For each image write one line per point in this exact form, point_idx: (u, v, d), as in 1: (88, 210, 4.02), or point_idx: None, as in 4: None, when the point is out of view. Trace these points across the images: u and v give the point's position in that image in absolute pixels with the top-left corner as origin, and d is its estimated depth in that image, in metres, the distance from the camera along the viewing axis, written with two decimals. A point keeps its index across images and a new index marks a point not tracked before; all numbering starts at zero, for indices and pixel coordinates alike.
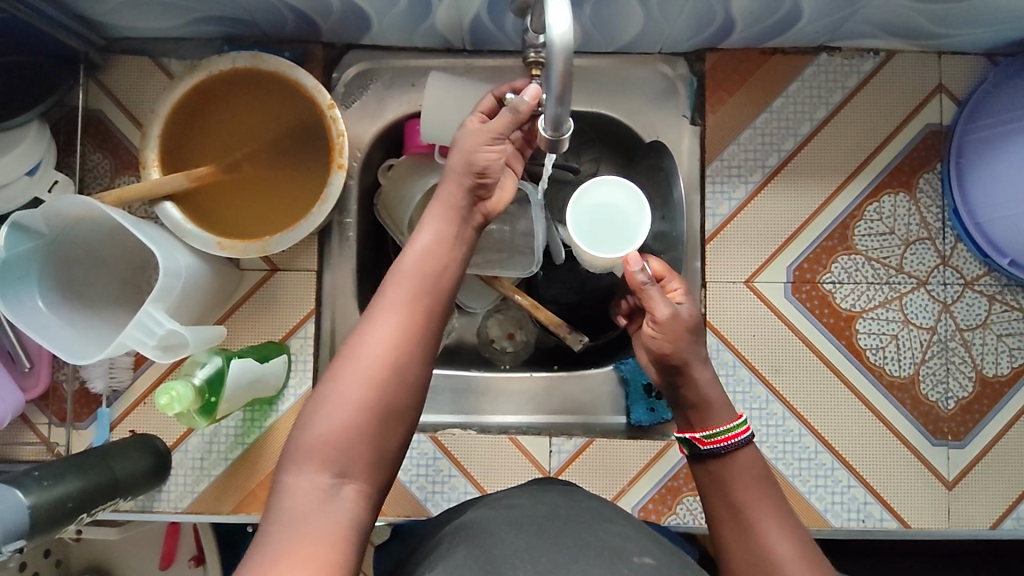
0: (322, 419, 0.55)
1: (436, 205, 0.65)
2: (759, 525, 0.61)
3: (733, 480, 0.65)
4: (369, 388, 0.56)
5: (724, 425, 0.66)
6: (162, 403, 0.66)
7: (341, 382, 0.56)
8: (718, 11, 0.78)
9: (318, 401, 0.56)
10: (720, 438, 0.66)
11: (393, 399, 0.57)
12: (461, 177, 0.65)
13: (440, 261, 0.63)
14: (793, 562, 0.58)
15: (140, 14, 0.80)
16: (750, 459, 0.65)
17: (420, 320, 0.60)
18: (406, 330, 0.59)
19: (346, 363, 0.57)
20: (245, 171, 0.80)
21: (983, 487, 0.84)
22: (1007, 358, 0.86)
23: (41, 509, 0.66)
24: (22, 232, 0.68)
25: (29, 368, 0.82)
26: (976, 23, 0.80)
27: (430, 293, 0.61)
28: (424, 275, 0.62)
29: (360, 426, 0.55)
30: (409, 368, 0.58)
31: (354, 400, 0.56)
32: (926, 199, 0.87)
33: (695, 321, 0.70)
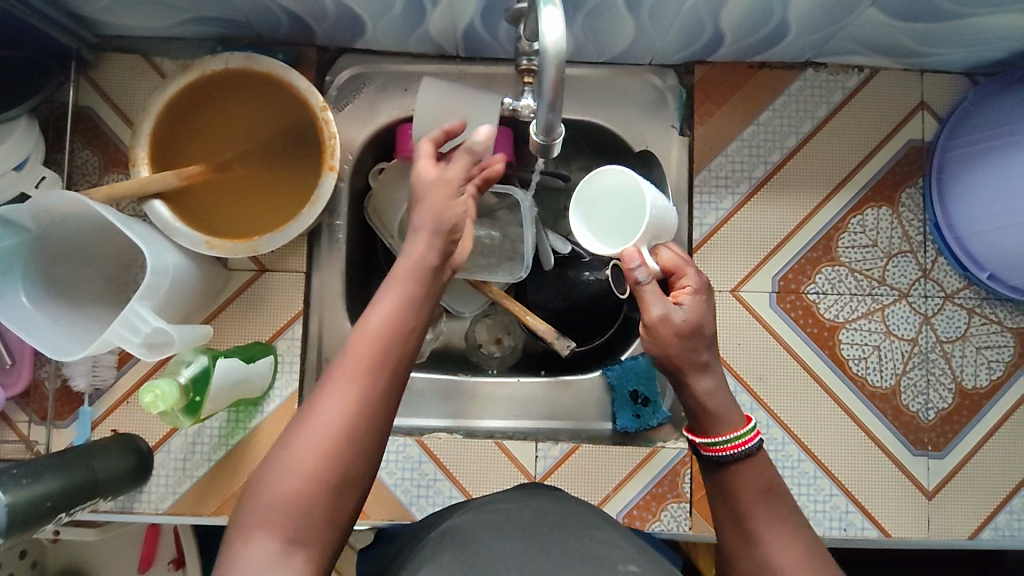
0: (271, 489, 0.52)
1: (404, 260, 0.61)
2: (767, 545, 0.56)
3: (738, 494, 0.59)
4: (322, 455, 0.52)
5: (737, 429, 0.60)
6: (145, 401, 0.61)
7: (294, 447, 0.53)
8: (707, 25, 0.80)
9: (271, 465, 0.53)
10: (733, 445, 0.60)
11: (349, 465, 0.53)
12: (432, 235, 0.62)
13: (408, 321, 0.58)
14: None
15: (133, 12, 0.80)
16: (762, 472, 0.59)
17: (379, 382, 0.55)
18: (363, 396, 0.55)
19: (301, 427, 0.54)
20: (236, 171, 0.79)
21: (963, 498, 0.85)
22: (986, 370, 0.87)
23: (19, 509, 0.65)
24: (7, 226, 0.67)
25: (10, 364, 0.81)
26: (958, 43, 0.82)
27: (393, 355, 0.57)
28: (388, 337, 0.57)
29: (312, 496, 0.52)
30: (364, 436, 0.54)
31: (304, 471, 0.52)
32: (908, 213, 0.89)
33: (703, 324, 0.62)
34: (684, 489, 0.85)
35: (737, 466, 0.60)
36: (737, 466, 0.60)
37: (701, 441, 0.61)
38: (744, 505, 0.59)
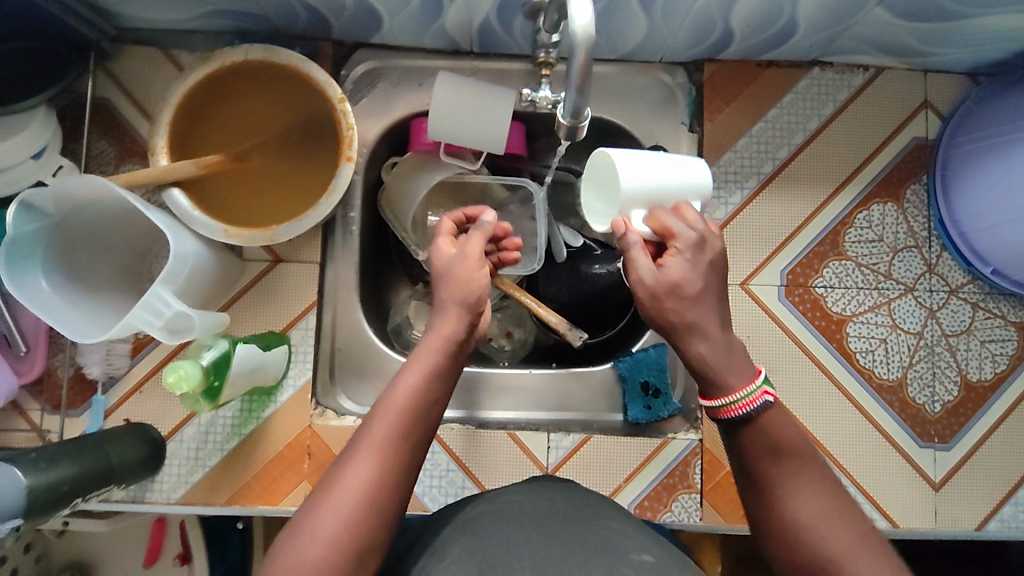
0: (296, 553, 0.54)
1: (431, 336, 0.64)
2: (791, 499, 0.55)
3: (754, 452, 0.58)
4: (345, 526, 0.55)
5: (738, 391, 0.58)
6: (169, 381, 0.62)
7: (318, 517, 0.55)
8: (718, 23, 0.81)
9: (294, 531, 0.55)
10: (736, 407, 0.58)
11: (368, 536, 0.56)
12: (458, 310, 0.65)
13: (431, 398, 0.62)
14: (828, 529, 0.54)
15: (153, 5, 0.81)
16: (774, 429, 0.57)
17: (401, 454, 0.59)
18: (387, 466, 0.58)
19: (325, 497, 0.56)
20: (254, 161, 0.80)
21: (969, 489, 0.87)
22: (991, 364, 0.89)
23: (39, 493, 0.65)
24: (28, 211, 0.67)
25: (25, 352, 0.81)
26: (961, 43, 0.84)
27: (415, 427, 0.60)
28: (411, 411, 0.60)
29: (333, 564, 0.54)
30: (386, 505, 0.57)
31: (328, 538, 0.54)
32: (913, 209, 0.91)
33: (685, 285, 0.61)
34: (694, 480, 0.86)
35: (742, 430, 0.58)
36: (742, 430, 0.58)
37: (709, 408, 0.60)
38: (759, 464, 0.57)
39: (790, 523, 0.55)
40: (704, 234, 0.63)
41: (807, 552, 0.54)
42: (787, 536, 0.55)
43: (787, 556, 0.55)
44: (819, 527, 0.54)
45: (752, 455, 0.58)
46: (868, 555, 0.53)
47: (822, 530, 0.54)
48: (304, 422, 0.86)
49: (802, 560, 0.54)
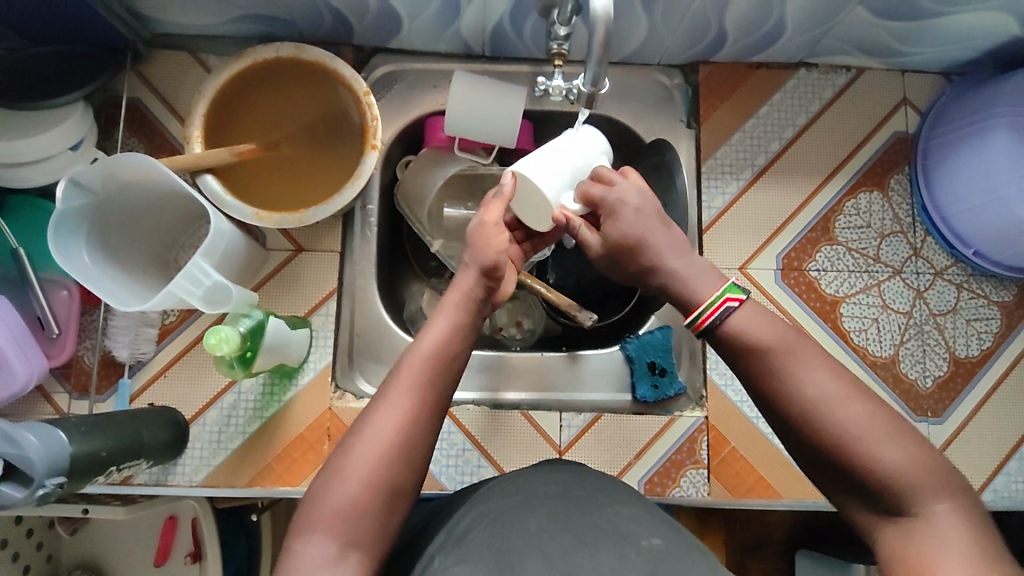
0: (333, 493, 0.57)
1: (453, 292, 0.69)
2: (802, 382, 0.58)
3: (766, 365, 0.59)
4: (377, 466, 0.58)
5: (708, 299, 0.63)
6: (210, 342, 0.65)
7: (351, 459, 0.59)
8: (713, 25, 0.88)
9: (329, 474, 0.59)
10: (706, 316, 0.62)
11: (399, 476, 0.59)
12: (474, 273, 0.70)
13: (453, 350, 0.65)
14: (850, 409, 0.56)
15: (186, 9, 0.87)
16: (764, 331, 0.60)
17: (428, 401, 0.62)
18: (416, 411, 0.62)
19: (357, 442, 0.60)
20: (283, 151, 0.85)
21: (962, 461, 0.91)
22: (977, 341, 0.94)
23: (80, 460, 0.67)
24: (78, 188, 0.71)
25: (57, 335, 0.84)
26: (934, 42, 0.91)
27: (441, 378, 0.64)
28: (437, 363, 0.64)
29: (368, 502, 0.57)
30: (416, 447, 0.61)
31: (362, 478, 0.58)
32: (898, 197, 0.97)
33: (629, 237, 0.69)
34: (702, 455, 0.90)
35: (715, 332, 0.62)
36: (715, 332, 0.62)
37: (688, 323, 0.64)
38: (760, 357, 0.60)
39: (803, 406, 0.57)
40: (628, 188, 0.72)
41: (825, 430, 0.56)
42: (803, 417, 0.57)
43: (803, 437, 0.58)
44: (833, 403, 0.56)
45: (748, 349, 0.60)
46: (882, 427, 0.55)
47: (847, 413, 0.56)
48: (324, 404, 0.89)
49: (820, 440, 0.56)
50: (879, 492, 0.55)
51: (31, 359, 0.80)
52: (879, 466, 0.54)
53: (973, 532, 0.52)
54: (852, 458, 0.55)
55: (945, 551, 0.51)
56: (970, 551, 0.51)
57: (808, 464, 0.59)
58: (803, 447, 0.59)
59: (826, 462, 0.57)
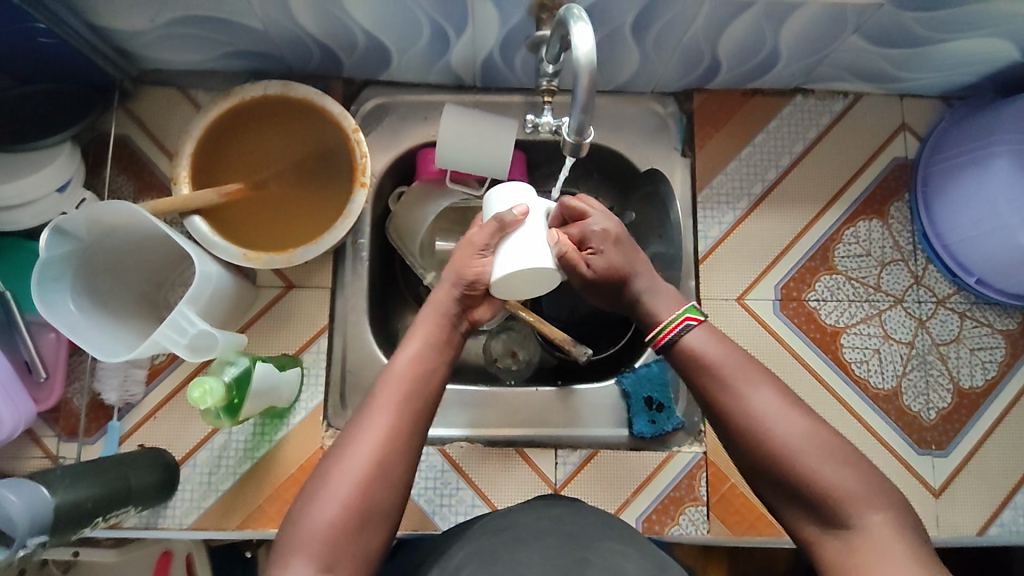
0: (313, 515, 0.58)
1: (427, 308, 0.70)
2: (747, 398, 0.61)
3: (716, 380, 0.63)
4: (356, 488, 0.59)
5: (667, 320, 0.68)
6: (194, 395, 0.64)
7: (330, 480, 0.60)
8: (706, 54, 0.87)
9: (309, 497, 0.60)
10: (665, 334, 0.67)
11: (378, 498, 0.60)
12: (450, 288, 0.71)
13: (430, 367, 0.66)
14: (791, 424, 0.60)
15: (174, 47, 0.87)
16: (712, 347, 0.65)
17: (408, 417, 0.63)
18: (394, 429, 0.62)
19: (336, 463, 0.61)
20: (271, 190, 0.84)
21: (968, 495, 0.89)
22: (981, 371, 0.92)
23: (65, 510, 0.66)
24: (62, 236, 0.70)
25: (44, 379, 0.83)
26: (933, 68, 0.90)
27: (420, 391, 0.65)
28: (414, 377, 0.65)
29: (347, 526, 0.58)
30: (395, 462, 0.61)
31: (342, 498, 0.59)
32: (898, 225, 0.95)
33: (612, 274, 0.72)
34: (701, 492, 0.88)
35: (672, 350, 0.67)
36: (672, 350, 0.67)
37: (650, 341, 0.69)
38: (710, 372, 0.64)
39: (749, 421, 0.61)
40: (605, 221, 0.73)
41: (769, 444, 0.60)
42: (749, 431, 0.61)
43: (750, 452, 0.61)
44: (775, 419, 0.60)
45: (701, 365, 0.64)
46: (823, 444, 0.59)
47: (789, 428, 0.59)
48: (316, 443, 0.88)
49: (765, 454, 0.60)
50: (821, 505, 0.57)
51: (18, 405, 0.79)
52: (820, 479, 0.57)
53: (907, 542, 0.54)
54: (792, 472, 0.58)
55: (884, 559, 0.53)
56: (904, 557, 0.53)
57: (754, 481, 0.62)
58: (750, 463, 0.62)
59: (770, 478, 0.60)
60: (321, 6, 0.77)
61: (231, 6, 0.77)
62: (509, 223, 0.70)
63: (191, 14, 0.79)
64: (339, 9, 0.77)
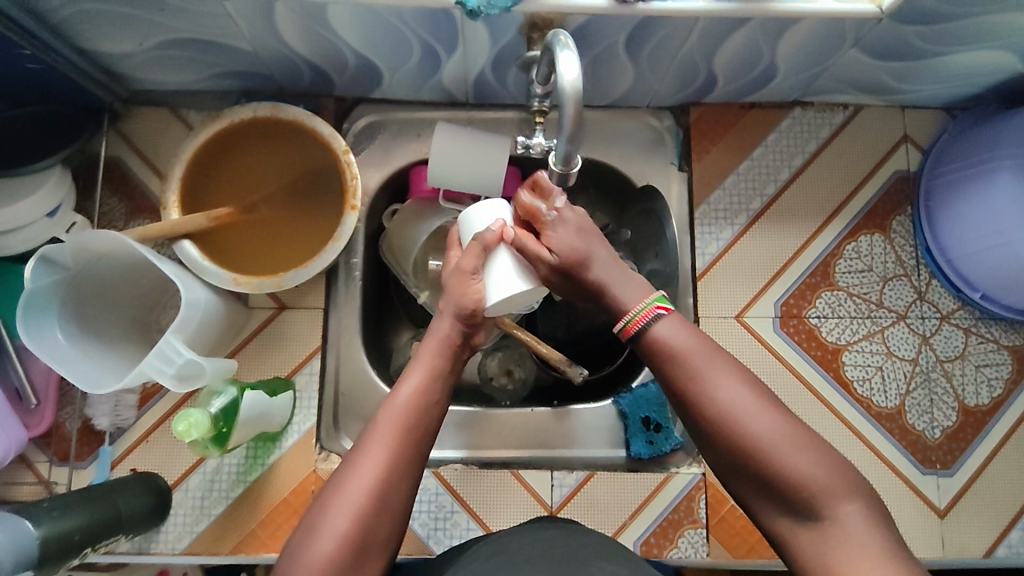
0: (309, 551, 0.56)
1: (429, 338, 0.68)
2: (712, 388, 0.59)
3: (678, 366, 0.61)
4: (355, 522, 0.57)
5: (635, 309, 0.65)
6: (178, 429, 0.65)
7: (330, 512, 0.57)
8: (701, 70, 0.85)
9: (307, 529, 0.57)
10: (635, 322, 0.64)
11: (374, 533, 0.58)
12: (451, 320, 0.69)
13: (433, 398, 0.64)
14: (755, 412, 0.57)
15: (164, 69, 0.86)
16: (672, 333, 0.62)
17: (410, 449, 0.61)
18: (395, 460, 0.60)
19: (335, 494, 0.58)
20: (261, 213, 0.83)
21: (974, 516, 0.87)
22: (987, 388, 0.90)
23: (51, 543, 0.65)
24: (48, 265, 0.69)
25: (36, 405, 0.83)
26: (934, 80, 0.88)
27: (420, 423, 0.63)
28: (416, 409, 0.63)
29: (344, 560, 0.56)
30: (393, 497, 0.59)
31: (338, 533, 0.56)
32: (900, 239, 0.93)
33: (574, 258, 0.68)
34: (699, 514, 0.86)
35: (636, 342, 0.64)
36: (636, 342, 0.64)
37: (618, 330, 0.66)
38: (674, 360, 0.61)
39: (714, 411, 0.58)
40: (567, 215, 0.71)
41: (735, 434, 0.57)
42: (713, 421, 0.58)
43: (714, 442, 0.59)
44: (739, 409, 0.57)
45: (666, 354, 0.62)
46: (787, 430, 0.56)
47: (756, 417, 0.57)
48: (309, 467, 0.87)
49: (729, 444, 0.58)
50: (790, 496, 0.55)
51: (9, 432, 0.78)
52: (784, 467, 0.55)
53: (878, 532, 0.52)
54: (762, 463, 0.56)
55: (861, 551, 0.51)
56: (876, 549, 0.51)
57: (721, 472, 0.60)
58: (715, 452, 0.59)
59: (735, 466, 0.58)
60: (309, 28, 0.76)
61: (219, 29, 0.76)
62: (488, 240, 0.69)
63: (180, 37, 0.78)
64: (328, 30, 0.76)
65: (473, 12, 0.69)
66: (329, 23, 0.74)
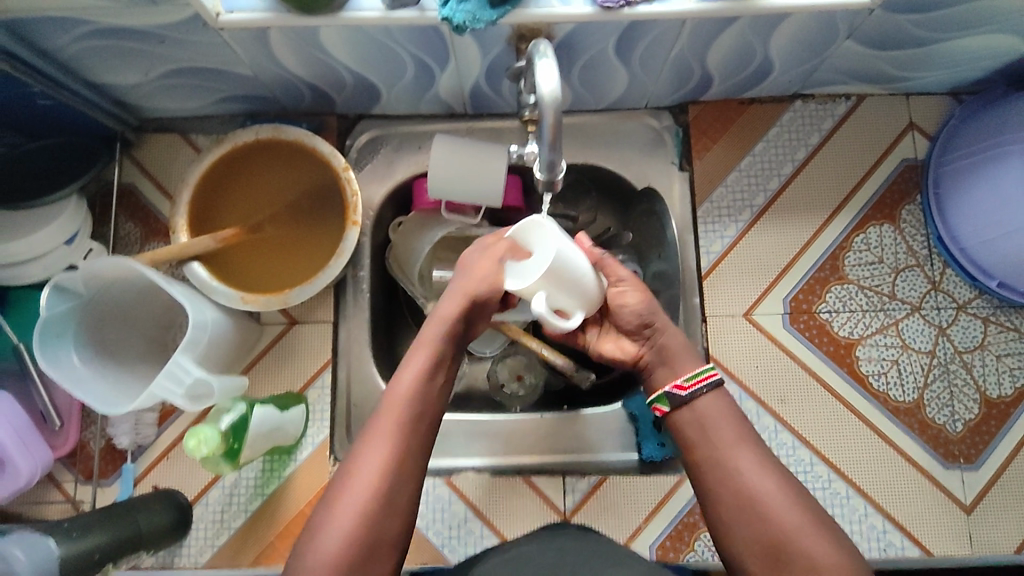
0: (314, 552, 0.57)
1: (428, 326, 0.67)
2: (741, 468, 0.63)
3: (710, 438, 0.66)
4: (358, 518, 0.58)
5: (694, 371, 0.69)
6: (191, 443, 0.68)
7: (334, 513, 0.59)
8: (695, 68, 0.85)
9: (312, 534, 0.59)
10: (699, 380, 0.68)
11: (381, 529, 0.59)
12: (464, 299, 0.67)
13: (432, 387, 0.65)
14: (781, 496, 0.61)
15: (171, 97, 0.89)
16: (713, 404, 0.67)
17: (409, 440, 0.63)
18: (397, 452, 0.61)
19: (339, 493, 0.60)
20: (265, 233, 0.85)
21: (1003, 511, 0.84)
22: (1009, 379, 0.87)
23: (70, 561, 0.67)
24: (62, 293, 0.72)
25: (59, 427, 0.86)
26: (936, 66, 0.86)
27: (420, 414, 0.64)
28: (415, 400, 0.64)
29: (353, 558, 0.57)
30: (400, 488, 0.61)
31: (346, 532, 0.58)
32: (911, 229, 0.91)
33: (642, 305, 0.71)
34: None
35: (676, 411, 0.68)
36: (676, 411, 0.68)
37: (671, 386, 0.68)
38: (706, 436, 0.66)
39: (744, 490, 0.62)
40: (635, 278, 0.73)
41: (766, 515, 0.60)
42: (742, 496, 0.62)
43: (740, 516, 0.62)
44: (767, 491, 0.61)
45: (702, 434, 0.66)
46: (813, 519, 0.60)
47: (785, 503, 0.61)
48: (324, 478, 0.88)
49: (758, 520, 0.61)
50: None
51: (35, 455, 0.81)
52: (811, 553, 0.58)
53: None
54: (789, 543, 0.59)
55: None
56: None
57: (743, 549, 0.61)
58: (739, 532, 0.62)
59: (760, 546, 0.60)
60: (304, 51, 0.78)
61: (220, 57, 0.79)
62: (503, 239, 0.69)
63: (182, 66, 0.81)
64: (322, 52, 0.78)
65: (459, 27, 0.70)
66: (321, 45, 0.76)
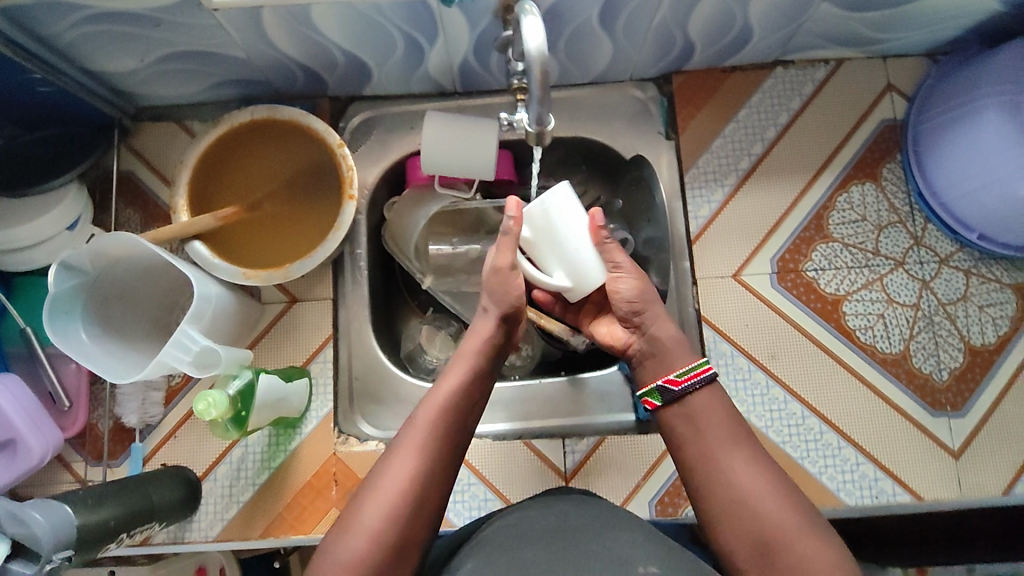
0: (342, 546, 0.60)
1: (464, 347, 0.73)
2: (732, 466, 0.65)
3: (703, 436, 0.68)
4: (386, 517, 0.61)
5: (687, 366, 0.72)
6: (199, 408, 0.70)
7: (363, 511, 0.62)
8: (677, 36, 0.87)
9: (341, 530, 0.62)
10: (690, 375, 0.71)
11: (408, 531, 0.62)
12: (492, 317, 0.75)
13: (465, 406, 0.69)
14: (770, 494, 0.63)
15: (166, 83, 0.91)
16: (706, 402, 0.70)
17: (440, 451, 0.66)
18: (427, 459, 0.65)
19: (369, 493, 0.63)
20: (264, 211, 0.88)
21: (990, 455, 0.87)
22: (992, 327, 0.90)
23: (87, 529, 0.69)
24: (69, 271, 0.74)
25: (68, 407, 0.88)
26: (911, 27, 0.89)
27: (451, 427, 0.67)
28: (447, 410, 0.68)
29: (377, 555, 0.60)
30: (428, 494, 0.64)
31: (373, 530, 0.61)
32: (892, 186, 0.94)
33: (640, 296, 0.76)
34: None
35: (667, 407, 0.71)
36: (668, 406, 0.71)
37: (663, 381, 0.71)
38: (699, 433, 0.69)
39: (734, 487, 0.64)
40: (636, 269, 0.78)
41: (754, 510, 0.63)
42: (733, 491, 0.64)
43: (730, 512, 0.64)
44: (756, 487, 0.64)
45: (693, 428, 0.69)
46: (802, 519, 0.61)
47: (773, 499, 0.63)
48: (329, 449, 0.90)
49: (749, 516, 0.63)
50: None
51: (46, 434, 0.83)
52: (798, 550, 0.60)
53: None
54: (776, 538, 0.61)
55: None
56: None
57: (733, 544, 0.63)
58: (728, 527, 0.64)
59: (749, 540, 0.62)
60: (296, 30, 0.80)
61: (213, 39, 0.81)
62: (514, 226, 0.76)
63: (177, 51, 0.83)
64: (314, 31, 0.80)
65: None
66: (313, 24, 0.78)
